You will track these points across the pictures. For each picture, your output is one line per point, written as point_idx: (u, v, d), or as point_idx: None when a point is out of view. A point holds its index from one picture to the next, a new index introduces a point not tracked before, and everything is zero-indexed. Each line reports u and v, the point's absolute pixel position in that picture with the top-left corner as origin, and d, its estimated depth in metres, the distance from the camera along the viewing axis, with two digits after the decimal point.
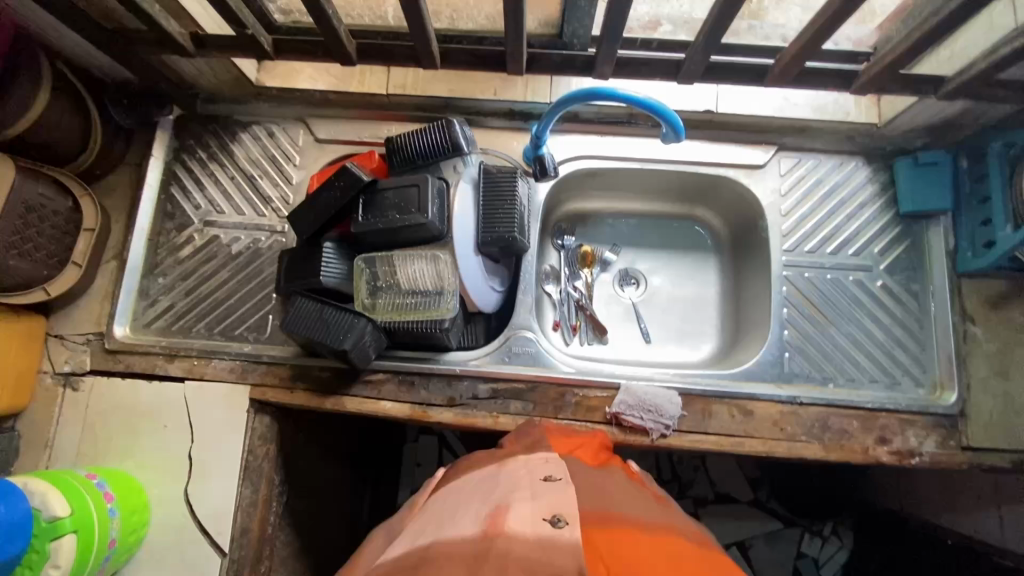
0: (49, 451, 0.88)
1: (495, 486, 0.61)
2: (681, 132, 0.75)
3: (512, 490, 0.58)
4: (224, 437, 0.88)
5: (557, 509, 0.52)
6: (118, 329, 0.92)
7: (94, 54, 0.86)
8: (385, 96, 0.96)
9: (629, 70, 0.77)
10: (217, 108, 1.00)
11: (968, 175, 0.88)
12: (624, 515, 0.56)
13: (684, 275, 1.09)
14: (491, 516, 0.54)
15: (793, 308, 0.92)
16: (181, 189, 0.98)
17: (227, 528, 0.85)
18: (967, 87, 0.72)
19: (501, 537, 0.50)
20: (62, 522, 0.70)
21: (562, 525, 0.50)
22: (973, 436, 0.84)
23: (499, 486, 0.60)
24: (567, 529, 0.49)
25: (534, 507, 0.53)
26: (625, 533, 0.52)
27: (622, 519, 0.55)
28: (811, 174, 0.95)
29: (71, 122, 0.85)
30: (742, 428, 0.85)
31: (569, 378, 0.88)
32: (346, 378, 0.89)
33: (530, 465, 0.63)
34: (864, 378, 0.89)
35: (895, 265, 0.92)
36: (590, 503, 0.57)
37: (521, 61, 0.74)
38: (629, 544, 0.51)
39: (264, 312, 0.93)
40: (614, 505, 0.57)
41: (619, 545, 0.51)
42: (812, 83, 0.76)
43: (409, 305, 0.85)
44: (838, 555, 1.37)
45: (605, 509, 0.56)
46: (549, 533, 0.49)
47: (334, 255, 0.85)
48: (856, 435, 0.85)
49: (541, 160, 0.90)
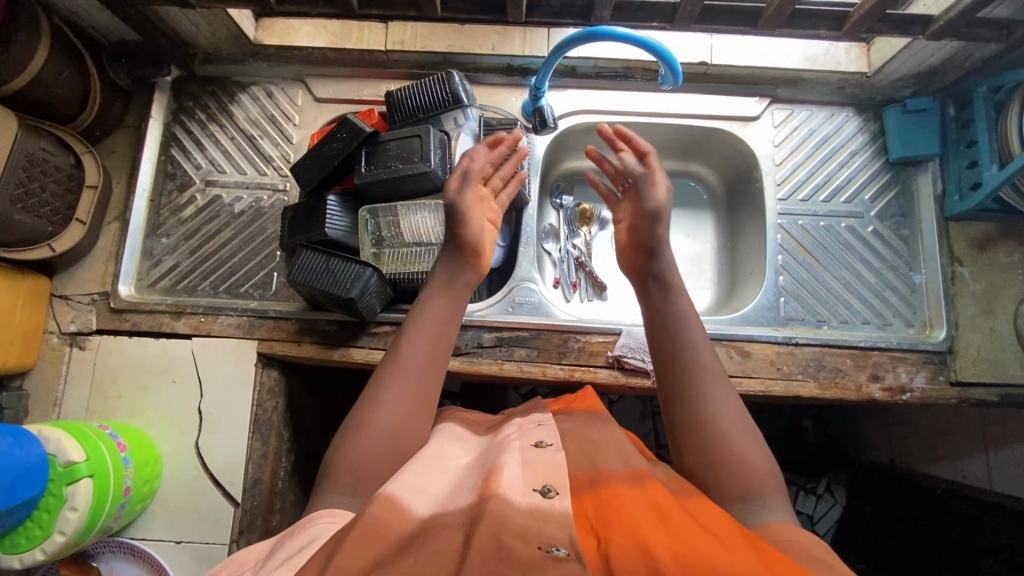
0: (59, 409, 0.89)
1: (486, 452, 0.61)
2: (679, 75, 0.78)
3: (502, 453, 0.58)
4: (233, 391, 0.89)
5: (547, 479, 0.53)
6: (123, 288, 0.93)
7: (91, 10, 0.86)
8: (384, 53, 0.96)
9: (626, 15, 0.78)
10: (215, 68, 1.01)
11: (954, 122, 0.91)
12: (617, 474, 0.56)
13: (680, 230, 1.11)
14: (484, 479, 0.54)
15: (788, 255, 0.94)
16: (181, 149, 0.99)
17: (239, 479, 0.86)
18: (953, 25, 0.74)
19: (493, 499, 0.49)
20: (78, 466, 0.71)
21: (551, 495, 0.51)
22: (962, 371, 0.87)
23: (491, 453, 0.60)
24: (557, 498, 0.50)
25: (523, 474, 0.54)
26: (615, 494, 0.53)
27: (613, 479, 0.55)
28: (803, 125, 0.98)
29: (70, 79, 0.85)
30: (740, 368, 0.87)
31: (572, 325, 0.90)
32: (352, 331, 0.90)
33: (523, 429, 0.63)
34: (856, 320, 0.92)
35: (885, 211, 0.95)
36: (583, 468, 0.58)
37: (520, 7, 0.75)
38: (618, 504, 0.51)
39: (269, 269, 0.94)
40: (606, 466, 0.58)
41: (609, 508, 0.51)
42: (805, 26, 0.77)
43: (413, 254, 0.88)
44: (832, 512, 1.39)
45: (597, 471, 0.57)
46: (539, 503, 0.50)
47: (338, 208, 0.87)
48: (849, 373, 0.88)
49: (540, 113, 0.90)
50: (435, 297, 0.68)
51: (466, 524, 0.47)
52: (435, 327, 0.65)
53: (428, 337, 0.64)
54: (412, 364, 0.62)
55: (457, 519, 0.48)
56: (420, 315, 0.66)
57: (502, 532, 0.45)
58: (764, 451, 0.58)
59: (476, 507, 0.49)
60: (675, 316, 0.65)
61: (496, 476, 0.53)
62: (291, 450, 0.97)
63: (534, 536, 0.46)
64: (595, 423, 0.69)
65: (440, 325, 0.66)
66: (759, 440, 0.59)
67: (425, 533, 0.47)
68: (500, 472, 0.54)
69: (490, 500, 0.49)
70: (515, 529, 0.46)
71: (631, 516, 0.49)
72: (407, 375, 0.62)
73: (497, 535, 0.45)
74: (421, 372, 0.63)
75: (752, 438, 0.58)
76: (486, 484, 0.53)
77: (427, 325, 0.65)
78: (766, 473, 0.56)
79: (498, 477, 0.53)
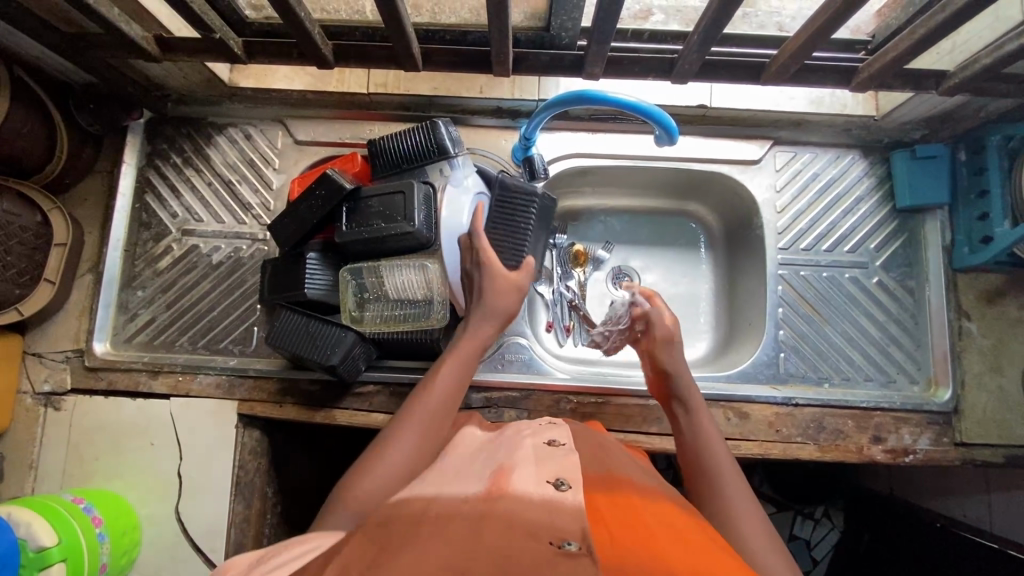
0: (34, 473, 0.86)
1: (498, 449, 0.60)
2: (675, 135, 0.74)
3: (514, 454, 0.57)
4: (213, 454, 0.86)
5: (561, 473, 0.52)
6: (98, 346, 0.89)
7: (54, 58, 0.81)
8: (367, 96, 0.91)
9: (620, 69, 0.75)
10: (189, 110, 0.96)
11: (965, 168, 0.86)
12: (629, 482, 0.56)
13: (678, 272, 1.07)
14: (494, 476, 0.52)
15: (789, 307, 0.91)
16: (156, 196, 0.95)
17: (221, 546, 0.84)
18: (969, 82, 0.69)
19: (506, 497, 0.47)
20: (50, 551, 0.69)
21: (565, 488, 0.48)
22: (967, 432, 0.84)
23: (500, 450, 0.60)
24: (570, 493, 0.48)
25: (536, 471, 0.52)
26: (627, 500, 0.52)
27: (626, 485, 0.55)
28: (806, 169, 0.93)
29: (34, 133, 0.81)
30: (738, 430, 0.84)
31: (565, 384, 0.86)
32: (336, 391, 0.87)
33: (536, 429, 0.64)
34: (859, 377, 0.89)
35: (891, 261, 0.92)
36: (595, 468, 0.58)
37: (506, 64, 0.72)
38: (631, 512, 0.49)
39: (249, 324, 0.91)
40: (619, 473, 0.57)
41: (622, 512, 0.49)
42: (811, 80, 0.73)
43: (397, 315, 0.84)
44: (830, 536, 1.36)
45: (609, 475, 0.56)
46: (551, 495, 0.47)
47: (318, 265, 0.82)
48: (850, 434, 0.84)
49: (530, 162, 0.88)
50: (462, 347, 0.75)
51: (475, 518, 0.44)
52: (455, 381, 0.72)
53: (450, 387, 0.71)
54: (430, 410, 0.69)
55: (468, 511, 0.46)
56: (445, 370, 0.72)
57: (512, 525, 0.43)
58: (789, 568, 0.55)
59: (485, 503, 0.47)
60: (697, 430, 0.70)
61: (507, 474, 0.52)
62: (277, 505, 0.95)
63: (546, 531, 0.42)
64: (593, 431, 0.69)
65: (461, 378, 0.72)
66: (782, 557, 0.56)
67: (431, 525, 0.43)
68: (512, 471, 0.52)
69: (500, 499, 0.47)
70: (524, 525, 0.43)
71: (645, 528, 0.47)
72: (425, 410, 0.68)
73: (510, 532, 0.42)
74: (437, 416, 0.69)
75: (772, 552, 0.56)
76: (494, 482, 0.51)
77: (452, 378, 0.72)
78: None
79: (510, 474, 0.52)
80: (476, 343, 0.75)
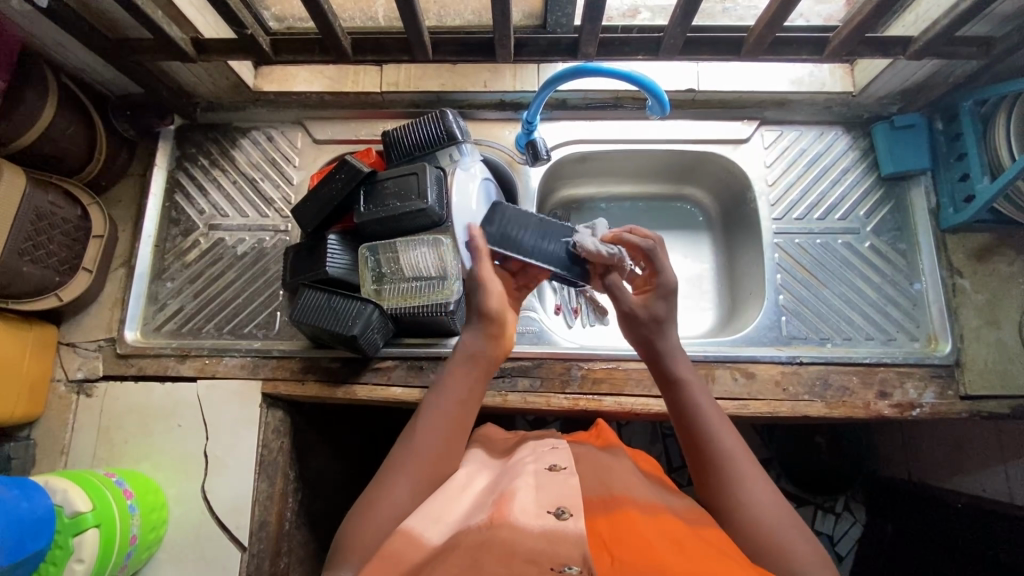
0: (66, 457, 0.89)
1: (499, 478, 0.59)
2: (666, 105, 0.81)
3: (514, 478, 0.57)
4: (238, 434, 0.89)
5: (561, 501, 0.51)
6: (130, 334, 0.94)
7: (98, 68, 0.89)
8: (380, 94, 0.99)
9: (611, 51, 0.83)
10: (216, 115, 1.04)
11: (943, 136, 0.93)
12: (632, 499, 0.55)
13: (680, 253, 1.12)
14: (495, 504, 0.52)
15: (786, 273, 0.95)
16: (184, 195, 1.01)
17: (245, 523, 0.86)
18: (931, 45, 0.76)
19: (504, 526, 0.48)
20: (84, 517, 0.70)
21: (565, 517, 0.49)
22: (971, 385, 0.86)
23: (506, 473, 0.60)
24: (571, 520, 0.49)
25: (536, 498, 0.52)
26: (628, 518, 0.52)
27: (628, 504, 0.54)
28: (794, 145, 0.99)
29: (77, 134, 0.88)
30: (745, 390, 0.87)
31: (572, 352, 0.90)
32: (356, 367, 0.91)
33: (539, 453, 0.62)
34: (860, 336, 0.91)
35: (882, 225, 0.96)
36: (596, 492, 0.57)
37: (508, 48, 0.79)
38: (632, 530, 0.50)
39: (272, 309, 0.96)
40: (620, 491, 0.57)
41: (624, 532, 0.50)
42: (786, 52, 0.80)
43: (413, 289, 0.89)
44: (853, 531, 1.27)
45: (611, 496, 0.56)
46: (551, 525, 0.48)
47: (338, 246, 0.88)
48: (856, 391, 0.87)
49: (532, 146, 0.93)
50: (453, 360, 0.65)
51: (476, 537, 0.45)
52: (457, 398, 0.63)
53: (443, 407, 0.62)
54: (422, 451, 0.59)
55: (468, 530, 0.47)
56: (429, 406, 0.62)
57: (511, 554, 0.44)
58: (810, 541, 0.53)
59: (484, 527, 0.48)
60: (696, 405, 0.61)
61: (507, 500, 0.52)
62: (298, 490, 0.96)
63: (546, 558, 0.44)
64: (606, 451, 0.68)
65: (454, 394, 0.63)
66: (804, 529, 0.54)
67: (432, 558, 0.46)
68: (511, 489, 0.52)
69: (502, 526, 0.48)
70: (524, 553, 0.45)
71: (648, 544, 0.47)
72: (419, 441, 0.60)
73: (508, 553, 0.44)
74: (431, 450, 0.59)
75: (797, 526, 0.54)
76: (498, 507, 0.51)
77: (446, 403, 0.62)
78: (815, 563, 0.51)
79: (511, 499, 0.52)
80: (470, 355, 0.65)
